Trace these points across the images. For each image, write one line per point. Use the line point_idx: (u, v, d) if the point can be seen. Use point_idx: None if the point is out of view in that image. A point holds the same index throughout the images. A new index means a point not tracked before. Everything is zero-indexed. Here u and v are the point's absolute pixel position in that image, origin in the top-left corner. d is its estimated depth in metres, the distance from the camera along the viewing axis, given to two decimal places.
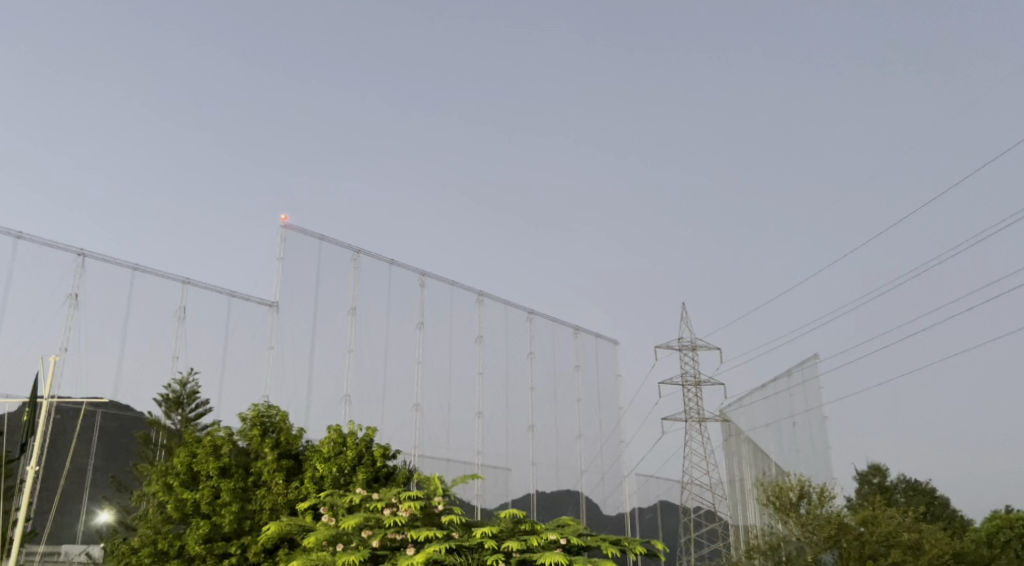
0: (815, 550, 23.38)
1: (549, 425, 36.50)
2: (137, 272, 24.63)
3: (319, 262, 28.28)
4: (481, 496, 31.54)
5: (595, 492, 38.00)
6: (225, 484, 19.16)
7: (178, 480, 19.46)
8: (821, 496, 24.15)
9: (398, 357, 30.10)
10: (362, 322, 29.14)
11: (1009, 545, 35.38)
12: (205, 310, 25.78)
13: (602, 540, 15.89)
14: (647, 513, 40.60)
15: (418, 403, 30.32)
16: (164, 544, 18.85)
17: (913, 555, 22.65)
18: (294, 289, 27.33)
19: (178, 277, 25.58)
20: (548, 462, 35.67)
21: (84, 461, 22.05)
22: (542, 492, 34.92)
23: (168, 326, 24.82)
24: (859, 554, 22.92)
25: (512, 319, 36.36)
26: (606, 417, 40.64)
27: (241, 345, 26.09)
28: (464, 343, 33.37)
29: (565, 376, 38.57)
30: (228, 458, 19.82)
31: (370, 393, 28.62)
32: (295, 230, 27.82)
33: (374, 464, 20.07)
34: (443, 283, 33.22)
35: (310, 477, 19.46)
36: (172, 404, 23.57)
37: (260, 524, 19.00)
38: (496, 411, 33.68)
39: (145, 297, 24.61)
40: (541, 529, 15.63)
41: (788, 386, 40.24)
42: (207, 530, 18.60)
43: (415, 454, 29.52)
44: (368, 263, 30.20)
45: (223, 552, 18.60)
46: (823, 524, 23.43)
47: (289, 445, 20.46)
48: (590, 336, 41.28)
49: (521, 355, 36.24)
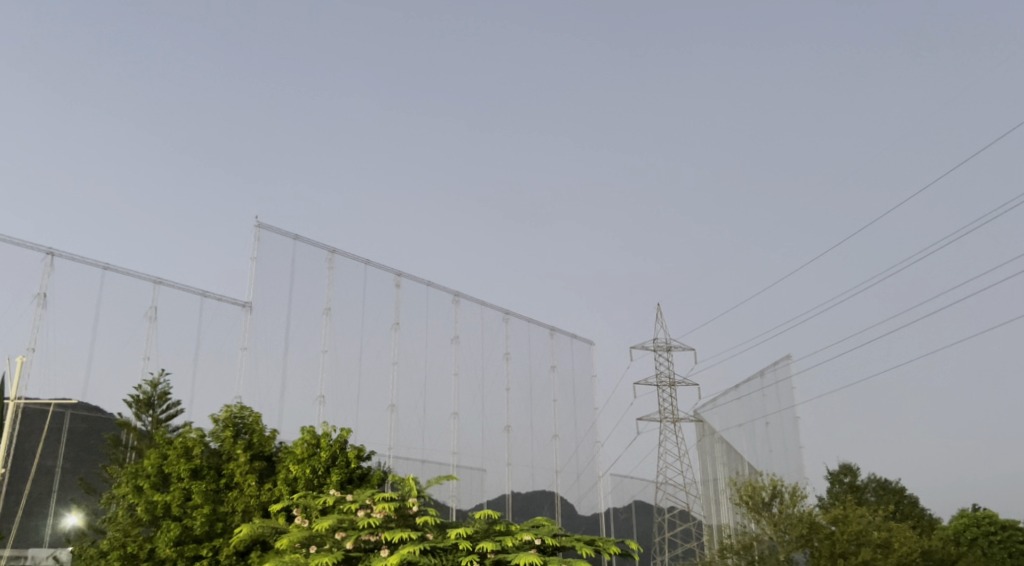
0: (787, 549, 23.60)
1: (525, 425, 36.48)
2: (108, 271, 24.33)
3: (294, 262, 28.13)
4: (456, 497, 31.42)
5: (570, 492, 38.04)
6: (197, 487, 18.93)
7: (149, 482, 19.27)
8: (792, 496, 24.40)
9: (374, 358, 29.98)
10: (336, 323, 28.96)
11: (975, 542, 35.88)
12: (177, 310, 25.49)
13: (577, 540, 15.85)
14: (622, 513, 40.62)
15: (393, 403, 30.15)
16: (134, 547, 18.53)
17: (883, 553, 22.95)
18: (267, 289, 27.06)
19: (149, 276, 25.22)
20: (522, 462, 35.62)
21: (52, 463, 21.64)
22: (517, 493, 34.85)
23: (139, 326, 24.47)
24: (830, 553, 23.12)
25: (488, 319, 36.33)
26: (581, 417, 40.72)
27: (213, 346, 25.81)
28: (440, 343, 33.29)
29: (541, 377, 38.60)
30: (200, 459, 19.58)
31: (345, 393, 28.44)
32: (268, 228, 27.54)
33: (348, 465, 19.89)
34: (419, 283, 33.13)
35: (283, 479, 19.34)
36: (142, 405, 22.62)
37: (232, 526, 18.80)
38: (470, 411, 33.59)
39: (115, 298, 24.27)
40: (516, 529, 15.62)
41: (761, 387, 41.07)
42: (178, 532, 18.31)
43: (390, 456, 29.36)
44: (343, 263, 30.04)
45: (195, 554, 18.37)
46: (795, 524, 23.74)
47: (262, 445, 20.38)
48: (566, 336, 41.35)
49: (497, 356, 36.21)
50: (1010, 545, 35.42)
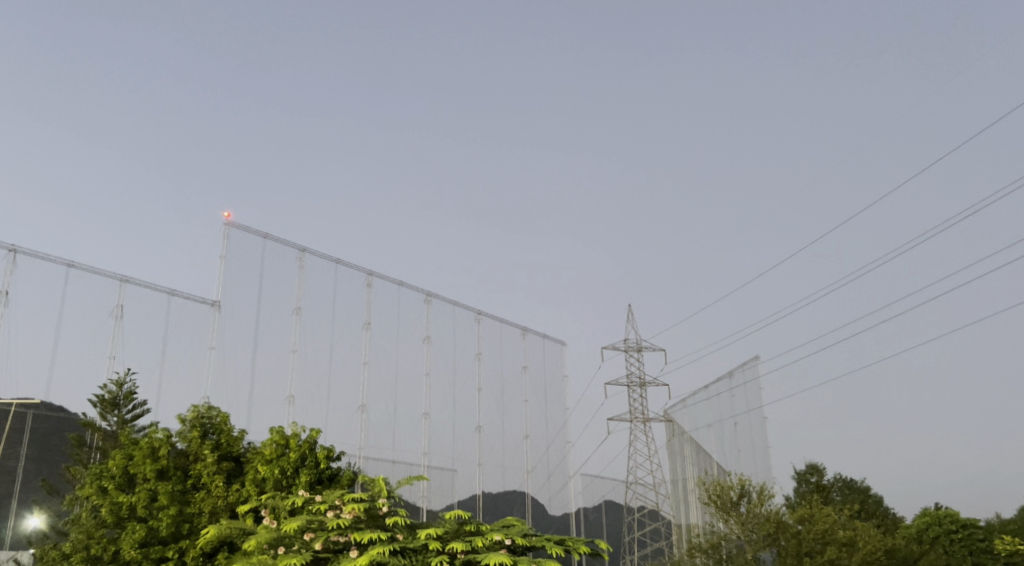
0: (754, 548, 23.83)
1: (495, 425, 36.45)
2: (73, 268, 23.95)
3: (263, 262, 27.87)
4: (427, 498, 31.30)
5: (541, 492, 38.07)
6: (163, 487, 18.65)
7: (114, 483, 18.95)
8: (760, 495, 24.70)
9: (343, 357, 29.75)
10: (306, 322, 28.75)
11: (937, 540, 36.42)
12: (143, 310, 25.10)
13: (547, 540, 15.84)
14: (592, 513, 40.75)
15: (364, 403, 30.00)
16: (98, 549, 18.20)
17: (847, 551, 23.16)
18: (237, 288, 26.80)
19: (115, 274, 24.86)
20: (493, 463, 35.58)
21: (13, 464, 21.14)
22: (487, 493, 34.78)
23: (104, 326, 24.06)
24: (796, 551, 23.37)
25: (460, 319, 36.25)
26: (552, 417, 40.78)
27: (180, 346, 25.42)
28: (411, 343, 33.15)
29: (512, 377, 38.59)
30: (166, 460, 19.32)
31: (315, 391, 28.26)
32: (237, 228, 27.26)
33: (317, 466, 19.77)
34: (390, 283, 32.98)
35: (251, 480, 19.18)
36: (106, 405, 22.06)
37: (199, 527, 18.57)
38: (442, 412, 33.52)
39: (79, 297, 23.84)
40: (487, 529, 15.58)
41: (729, 387, 41.39)
42: (144, 533, 18.08)
43: (360, 456, 29.17)
44: (314, 263, 29.83)
45: (160, 556, 18.12)
46: (763, 523, 24.02)
47: (230, 446, 20.20)
48: (538, 336, 41.38)
49: (468, 356, 36.16)
50: (971, 543, 35.95)
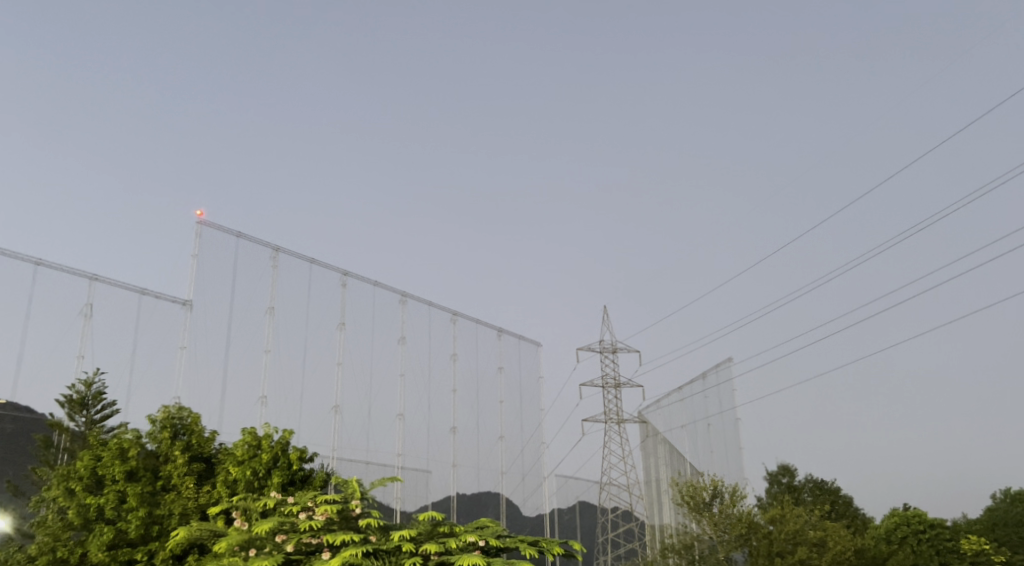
0: (727, 548, 23.93)
1: (470, 426, 36.38)
2: (41, 266, 23.55)
3: (236, 262, 27.59)
4: (401, 499, 31.15)
5: (516, 493, 38.03)
6: (132, 489, 18.40)
7: (82, 484, 18.63)
8: (732, 496, 24.82)
9: (318, 358, 29.57)
10: (279, 322, 28.52)
11: (905, 540, 36.82)
12: (113, 309, 24.70)
13: (520, 541, 15.79)
14: (566, 514, 40.69)
15: (337, 404, 29.82)
16: (64, 551, 17.90)
17: (818, 551, 23.37)
18: (209, 288, 26.49)
19: (85, 273, 24.48)
20: (468, 464, 35.48)
21: None
22: (462, 494, 34.66)
23: (73, 326, 23.65)
24: (767, 552, 23.53)
25: (436, 320, 36.12)
26: (527, 418, 40.75)
27: (151, 347, 25.06)
28: (386, 343, 32.98)
29: (487, 378, 38.52)
30: (136, 461, 19.04)
31: (288, 392, 28.02)
32: (210, 227, 26.98)
33: (290, 467, 19.65)
34: (366, 283, 32.79)
35: (223, 481, 19.00)
36: (75, 405, 21.83)
37: (169, 529, 18.33)
38: (417, 413, 33.39)
39: (47, 294, 23.40)
40: (460, 531, 15.50)
41: (703, 389, 41.64)
42: (112, 535, 17.82)
43: (334, 457, 28.96)
44: (288, 262, 29.58)
45: (129, 558, 17.87)
46: (734, 523, 24.12)
47: (201, 447, 19.97)
48: (514, 337, 41.34)
49: (444, 357, 36.07)
50: (938, 543, 36.39)
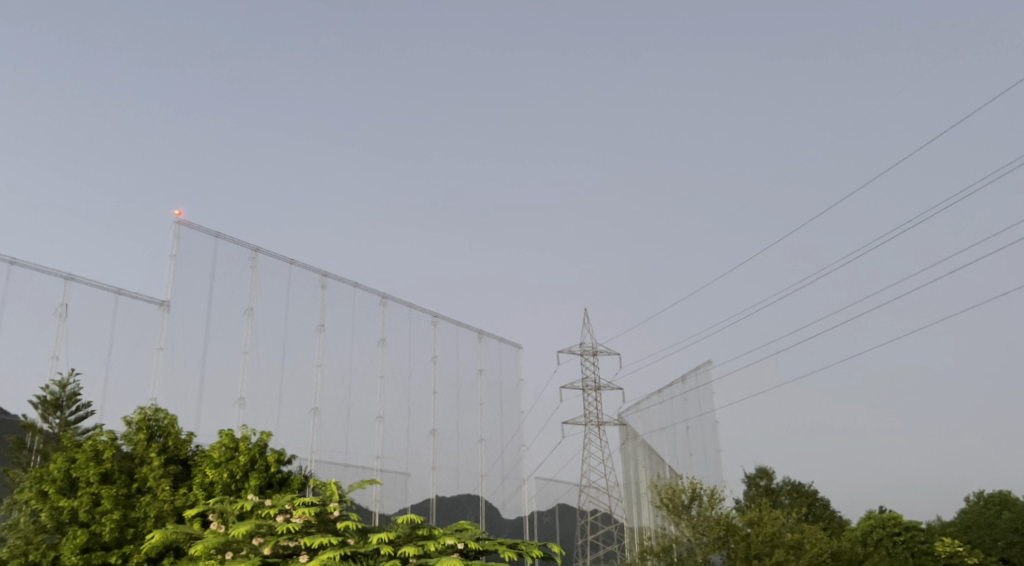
0: (705, 550, 23.96)
1: (450, 429, 36.29)
2: (15, 265, 23.22)
3: (214, 263, 27.33)
4: (379, 502, 30.98)
5: (495, 496, 37.90)
6: (106, 491, 18.14)
7: (55, 486, 18.34)
8: (711, 498, 24.86)
9: (298, 359, 29.38)
10: (258, 324, 28.30)
11: (880, 543, 37.05)
12: (90, 309, 24.40)
13: (500, 544, 15.69)
14: (546, 516, 40.58)
15: (316, 406, 29.61)
16: (36, 555, 17.59)
17: (795, 554, 23.45)
18: (187, 288, 26.25)
19: (59, 272, 24.14)
20: (447, 466, 35.34)
21: None
22: (441, 496, 34.53)
23: (48, 325, 23.30)
24: (745, 554, 23.59)
25: (415, 321, 35.99)
26: (507, 421, 40.69)
27: (127, 347, 24.75)
28: (366, 345, 32.82)
29: (467, 380, 38.43)
30: (111, 463, 18.78)
31: (267, 393, 27.81)
32: (188, 227, 26.73)
33: (267, 470, 19.55)
34: (345, 284, 32.62)
35: (199, 484, 18.80)
36: (49, 406, 21.83)
37: (144, 532, 18.08)
38: (396, 415, 33.22)
39: (21, 293, 23.04)
40: (440, 533, 15.41)
41: (683, 391, 41.87)
42: (85, 539, 17.55)
43: (312, 459, 28.72)
44: (267, 263, 29.37)
45: (102, 562, 17.58)
46: (712, 526, 24.15)
47: (178, 449, 19.82)
48: (494, 340, 41.27)
49: (424, 359, 35.94)
50: (913, 545, 36.70)
